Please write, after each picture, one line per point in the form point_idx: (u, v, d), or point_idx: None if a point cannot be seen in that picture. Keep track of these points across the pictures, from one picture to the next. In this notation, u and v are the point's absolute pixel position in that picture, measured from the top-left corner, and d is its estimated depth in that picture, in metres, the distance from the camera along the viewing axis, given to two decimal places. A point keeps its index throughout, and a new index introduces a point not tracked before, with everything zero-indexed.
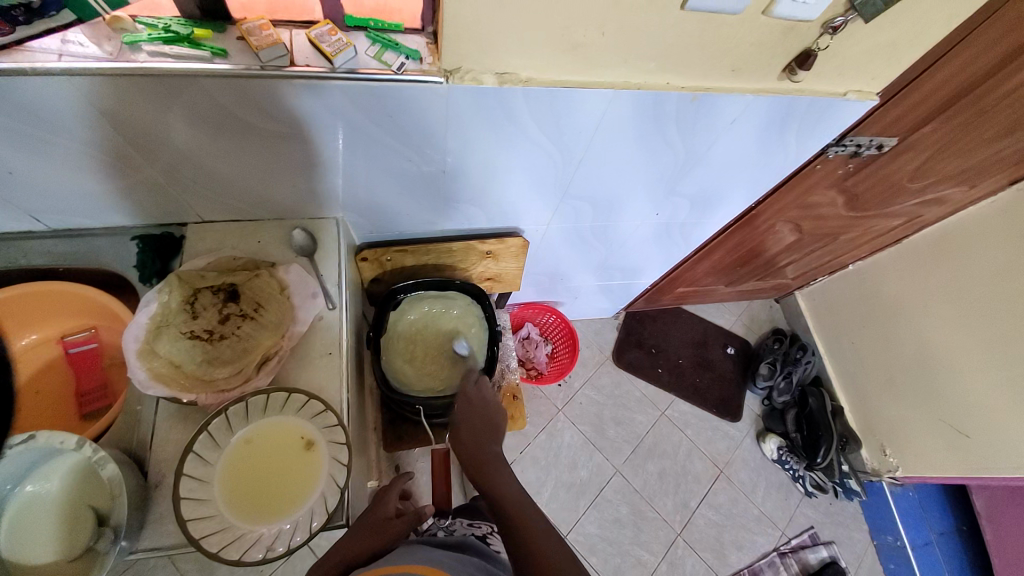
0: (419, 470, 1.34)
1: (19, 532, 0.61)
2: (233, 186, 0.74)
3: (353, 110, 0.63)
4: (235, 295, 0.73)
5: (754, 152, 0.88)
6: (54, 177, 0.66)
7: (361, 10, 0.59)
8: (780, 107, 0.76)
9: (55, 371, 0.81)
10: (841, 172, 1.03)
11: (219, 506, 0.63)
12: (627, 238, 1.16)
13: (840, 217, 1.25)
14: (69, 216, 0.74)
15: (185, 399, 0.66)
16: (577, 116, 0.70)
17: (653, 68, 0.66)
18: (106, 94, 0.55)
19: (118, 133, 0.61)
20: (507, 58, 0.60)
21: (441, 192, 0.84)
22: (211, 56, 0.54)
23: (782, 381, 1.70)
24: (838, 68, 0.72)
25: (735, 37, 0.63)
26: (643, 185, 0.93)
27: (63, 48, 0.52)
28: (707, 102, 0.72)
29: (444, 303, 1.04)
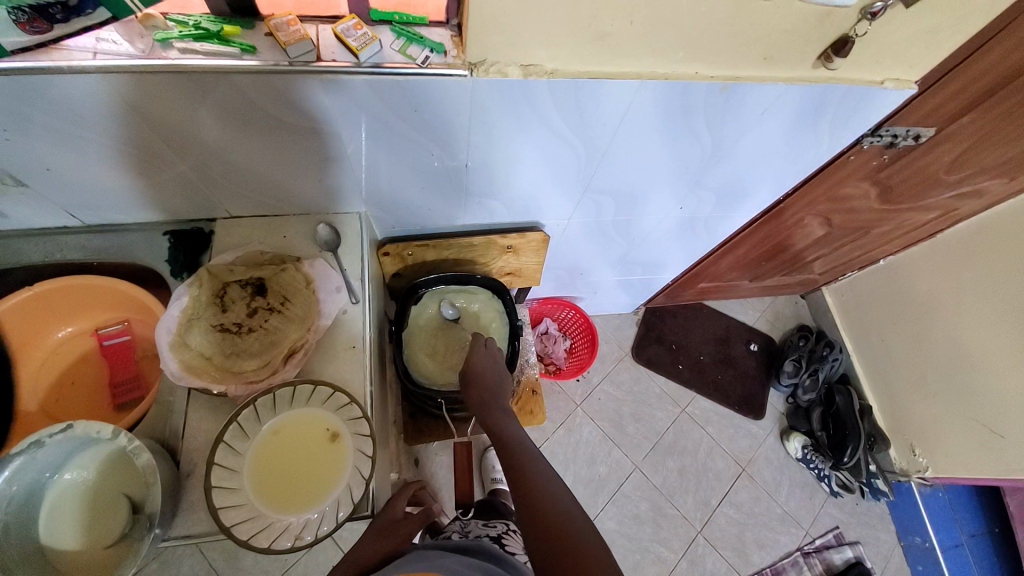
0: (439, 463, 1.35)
1: (59, 518, 0.63)
2: (260, 182, 0.75)
3: (379, 104, 0.63)
4: (263, 289, 0.75)
5: (784, 144, 0.85)
6: (89, 173, 0.68)
7: (387, 3, 0.59)
8: (814, 96, 0.73)
9: (89, 362, 0.83)
10: (875, 164, 0.99)
11: (248, 495, 0.64)
12: (648, 233, 1.14)
13: (873, 210, 1.20)
14: (103, 211, 0.76)
15: (215, 390, 0.67)
16: (602, 106, 0.69)
17: (682, 58, 0.64)
18: (137, 91, 0.56)
19: (150, 129, 0.62)
20: (531, 50, 0.59)
21: (463, 186, 0.84)
22: (241, 53, 0.55)
23: (807, 378, 1.66)
24: (876, 55, 0.69)
25: (767, 25, 0.61)
26: (668, 178, 0.91)
27: (98, 46, 0.53)
28: (736, 92, 0.70)
29: (466, 296, 1.04)
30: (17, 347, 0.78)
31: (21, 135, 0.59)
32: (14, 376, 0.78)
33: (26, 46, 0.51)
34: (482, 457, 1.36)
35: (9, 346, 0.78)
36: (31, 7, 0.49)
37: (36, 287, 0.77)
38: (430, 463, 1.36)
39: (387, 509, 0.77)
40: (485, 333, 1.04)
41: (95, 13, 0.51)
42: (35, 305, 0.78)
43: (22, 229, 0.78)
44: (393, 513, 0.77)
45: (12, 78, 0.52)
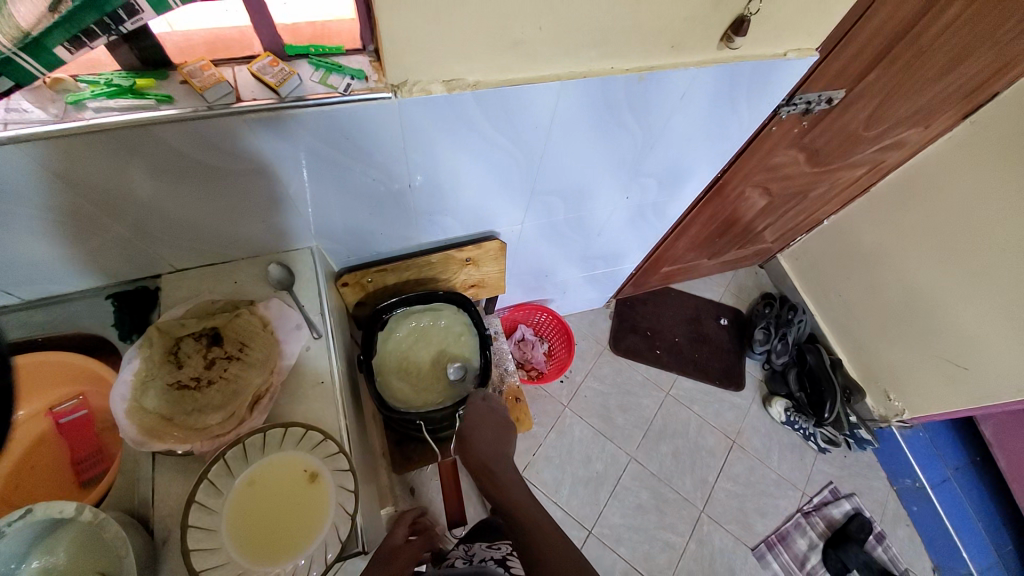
0: (434, 488, 1.33)
1: None
2: (202, 231, 0.73)
3: (311, 137, 0.63)
4: (218, 338, 0.74)
5: (710, 123, 0.89)
6: (15, 248, 0.64)
7: (300, 37, 0.59)
8: (725, 75, 0.78)
9: (46, 445, 0.78)
10: (797, 131, 1.05)
11: (229, 553, 0.62)
12: (603, 226, 1.17)
13: (805, 174, 1.28)
14: (40, 285, 0.73)
15: (179, 450, 0.64)
16: (530, 110, 0.71)
17: (595, 54, 0.67)
18: (58, 155, 0.54)
19: (76, 195, 0.60)
20: (450, 66, 0.61)
21: (413, 206, 0.85)
22: (157, 103, 0.54)
23: (778, 343, 1.73)
24: (774, 31, 0.73)
25: (667, 15, 0.64)
26: (608, 171, 0.94)
27: (7, 116, 0.51)
28: (655, 80, 0.73)
29: (432, 316, 1.02)
30: None
31: None
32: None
33: None
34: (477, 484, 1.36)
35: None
36: None
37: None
38: (426, 490, 1.33)
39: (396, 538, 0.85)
40: (454, 350, 1.03)
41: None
42: None
43: None
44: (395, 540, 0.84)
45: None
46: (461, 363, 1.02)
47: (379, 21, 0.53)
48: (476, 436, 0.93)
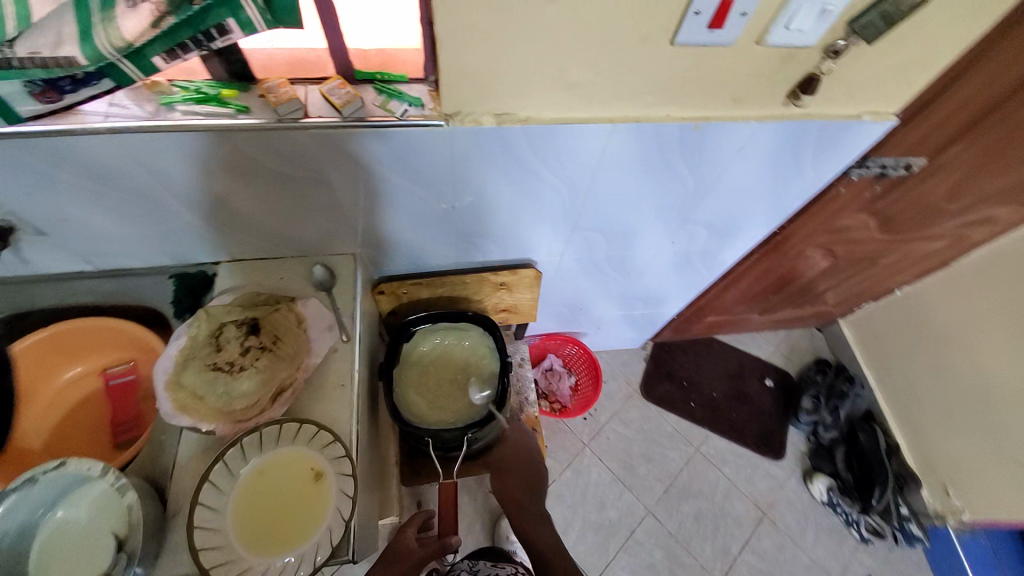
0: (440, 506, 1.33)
1: (46, 560, 0.61)
2: (260, 228, 0.79)
3: (365, 155, 0.67)
4: (256, 328, 0.78)
5: (769, 178, 0.85)
6: (100, 224, 0.72)
7: (370, 63, 0.62)
8: (789, 133, 0.74)
9: (92, 403, 0.83)
10: (868, 195, 0.98)
11: (229, 537, 0.65)
12: (645, 268, 1.15)
13: (875, 240, 1.20)
14: (115, 259, 0.80)
15: (203, 428, 0.69)
16: (579, 148, 0.71)
17: (652, 101, 0.66)
18: (143, 148, 0.60)
19: (157, 184, 0.67)
20: (503, 100, 0.63)
21: (455, 227, 0.87)
22: (235, 112, 0.59)
23: (828, 415, 1.60)
24: (847, 92, 0.70)
25: (731, 68, 0.62)
26: (654, 215, 0.92)
27: (109, 110, 0.57)
28: (711, 131, 0.71)
29: (457, 334, 1.03)
30: (25, 389, 0.80)
31: (47, 192, 0.64)
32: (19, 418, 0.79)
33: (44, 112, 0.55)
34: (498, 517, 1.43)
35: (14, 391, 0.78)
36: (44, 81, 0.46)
37: (41, 331, 0.79)
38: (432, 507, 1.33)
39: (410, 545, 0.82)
40: (474, 371, 1.01)
41: (97, 84, 0.48)
42: (46, 345, 0.80)
43: (31, 274, 0.79)
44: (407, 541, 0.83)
45: (27, 141, 0.56)
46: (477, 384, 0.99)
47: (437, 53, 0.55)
48: (506, 471, 0.99)
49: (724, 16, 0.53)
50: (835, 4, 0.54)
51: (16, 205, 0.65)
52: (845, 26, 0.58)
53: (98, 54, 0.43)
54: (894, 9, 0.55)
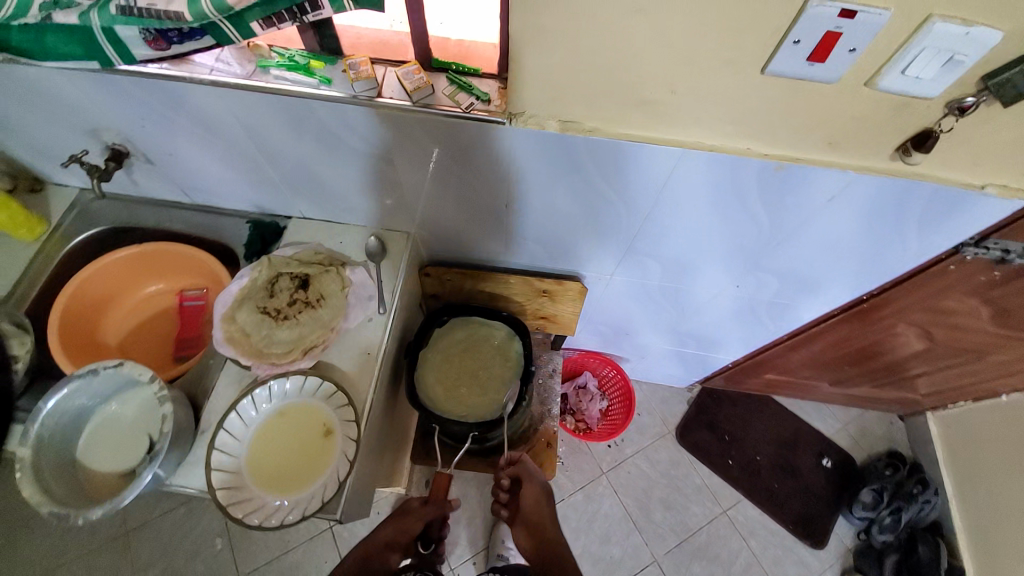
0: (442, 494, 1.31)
1: (95, 441, 0.72)
2: (329, 192, 0.85)
3: (429, 141, 0.69)
4: (306, 284, 0.83)
5: (860, 238, 0.75)
6: (199, 163, 0.81)
7: (448, 53, 0.64)
8: (892, 191, 0.65)
9: (165, 317, 0.95)
10: (985, 279, 0.84)
11: (240, 466, 0.71)
12: (701, 307, 1.07)
13: (984, 331, 1.04)
14: (207, 196, 0.90)
15: (244, 362, 0.76)
16: (643, 169, 0.68)
17: (732, 131, 0.60)
18: (236, 103, 0.66)
19: (247, 137, 0.74)
20: (569, 108, 0.61)
21: (507, 226, 0.87)
22: (318, 83, 0.63)
23: (887, 515, 1.42)
24: (972, 155, 0.60)
25: (829, 109, 0.55)
26: (719, 253, 0.85)
27: (215, 65, 0.64)
28: (795, 175, 0.64)
29: (490, 332, 1.03)
30: (115, 293, 0.92)
31: (166, 130, 0.74)
32: (104, 317, 0.91)
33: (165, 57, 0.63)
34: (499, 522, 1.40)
35: (105, 293, 0.90)
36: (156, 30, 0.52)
37: (133, 248, 0.89)
38: None
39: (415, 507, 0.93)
40: (493, 369, 0.99)
41: (200, 39, 0.54)
42: (137, 261, 0.90)
43: (143, 197, 0.93)
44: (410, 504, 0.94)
45: (146, 80, 0.64)
46: (493, 385, 0.97)
47: (510, 51, 0.55)
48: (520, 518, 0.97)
49: (829, 48, 0.48)
50: (968, 53, 0.46)
51: (133, 132, 0.75)
52: (979, 81, 0.51)
53: (202, 12, 0.49)
54: None
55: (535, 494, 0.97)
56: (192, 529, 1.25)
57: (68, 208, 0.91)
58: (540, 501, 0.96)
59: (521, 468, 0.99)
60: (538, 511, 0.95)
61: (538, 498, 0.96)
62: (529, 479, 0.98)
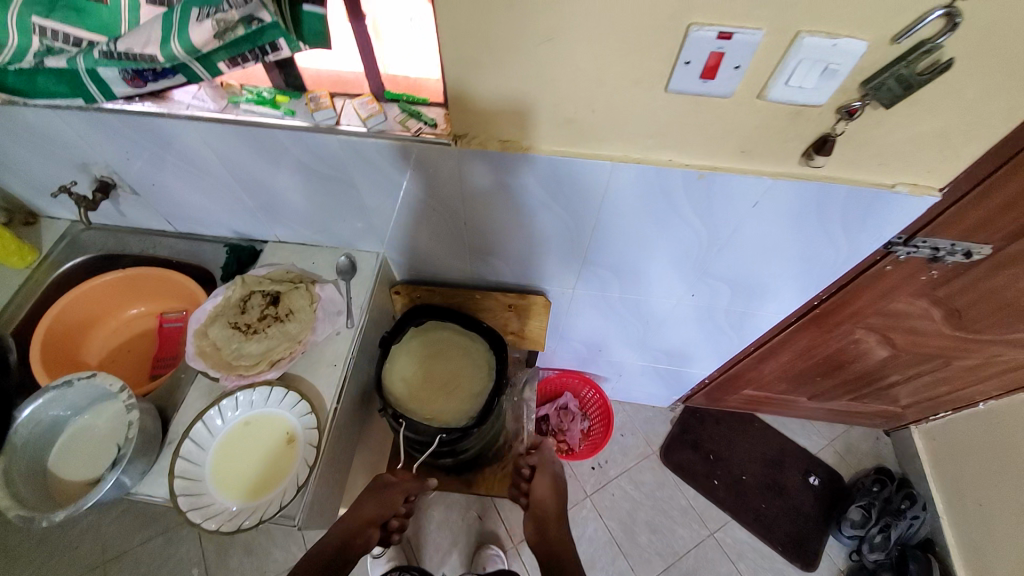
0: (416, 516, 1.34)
1: (67, 452, 0.75)
2: (300, 216, 0.91)
3: (384, 164, 0.75)
4: (276, 300, 0.87)
5: (793, 240, 0.80)
6: (180, 193, 0.88)
7: (398, 85, 0.72)
8: (809, 194, 0.71)
9: (146, 337, 0.99)
10: (926, 279, 0.88)
11: (204, 474, 0.75)
12: (664, 317, 1.10)
13: (944, 336, 1.06)
14: (189, 224, 0.97)
15: (212, 374, 0.79)
16: (582, 182, 0.74)
17: (653, 144, 0.67)
18: (211, 135, 0.74)
19: (222, 167, 0.81)
20: (507, 128, 0.68)
21: (468, 243, 0.92)
22: (283, 115, 0.71)
23: (877, 534, 1.38)
24: (874, 157, 0.66)
25: (734, 120, 0.62)
26: (670, 262, 0.90)
27: (191, 102, 0.71)
28: (717, 181, 0.70)
29: (465, 340, 1.03)
30: (98, 315, 0.97)
31: (152, 165, 0.82)
32: (87, 337, 0.96)
33: (147, 96, 0.71)
34: (480, 547, 1.39)
35: (89, 315, 0.95)
36: (133, 70, 0.61)
37: (117, 272, 0.95)
38: None
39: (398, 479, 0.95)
40: (463, 377, 0.99)
41: (174, 78, 0.63)
42: (121, 284, 0.96)
43: (130, 226, 0.99)
44: (390, 479, 0.95)
45: (130, 117, 0.71)
46: (462, 395, 0.97)
47: (447, 85, 0.64)
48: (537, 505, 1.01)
49: (716, 67, 0.55)
50: (840, 62, 0.53)
51: (118, 166, 0.83)
52: (859, 88, 0.57)
53: (173, 54, 0.56)
54: (907, 73, 0.53)
55: (546, 486, 1.02)
56: (169, 557, 1.24)
57: (58, 240, 0.97)
58: (547, 490, 1.01)
59: (540, 456, 1.07)
60: (543, 505, 1.00)
61: (547, 492, 1.01)
62: (544, 468, 1.04)
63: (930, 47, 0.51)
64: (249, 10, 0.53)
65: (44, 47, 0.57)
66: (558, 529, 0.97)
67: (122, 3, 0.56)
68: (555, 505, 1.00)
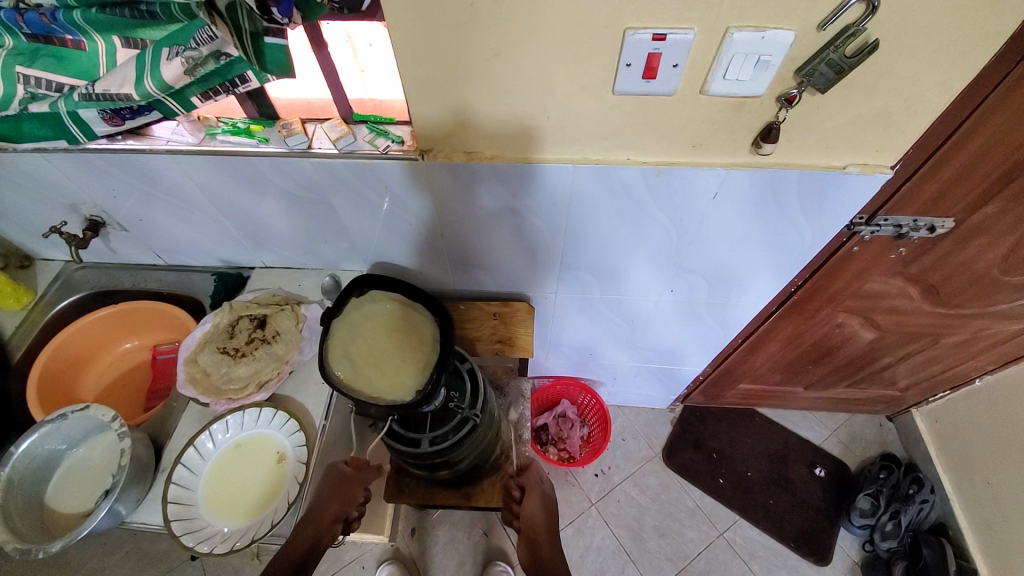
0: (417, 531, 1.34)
1: (63, 485, 0.76)
2: (283, 241, 0.94)
3: (357, 183, 0.78)
4: (263, 323, 0.89)
5: (759, 227, 0.82)
6: (166, 226, 0.92)
7: (365, 108, 0.76)
8: (765, 182, 0.73)
9: (140, 369, 1.01)
10: (896, 258, 0.90)
11: (196, 498, 0.76)
12: (647, 315, 1.12)
13: (926, 314, 1.07)
14: (178, 256, 1.00)
15: (202, 400, 0.81)
16: (549, 186, 0.77)
17: (609, 145, 0.71)
18: (191, 167, 0.77)
19: (204, 199, 0.84)
20: (470, 140, 0.72)
21: (448, 255, 0.95)
22: (258, 143, 0.74)
23: (887, 521, 1.37)
24: (821, 141, 0.69)
25: (682, 116, 0.65)
26: (646, 259, 0.93)
27: (171, 137, 0.75)
28: (675, 176, 0.73)
29: (412, 312, 0.79)
30: (93, 352, 0.99)
31: (138, 201, 0.85)
32: (83, 374, 0.98)
33: (129, 135, 0.75)
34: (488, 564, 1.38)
35: (84, 352, 0.97)
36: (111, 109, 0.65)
37: (110, 307, 0.97)
38: None
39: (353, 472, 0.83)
40: (407, 353, 0.73)
41: (150, 114, 0.66)
42: (113, 319, 0.98)
43: (123, 262, 1.03)
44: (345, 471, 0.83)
45: (113, 156, 0.75)
46: (405, 373, 0.71)
47: (409, 106, 0.68)
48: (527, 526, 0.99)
49: (656, 67, 0.58)
50: (772, 53, 0.56)
51: (106, 204, 0.86)
52: (793, 76, 0.60)
53: (147, 92, 0.60)
54: (836, 57, 0.56)
55: (536, 506, 1.01)
56: None
57: (53, 280, 1.01)
58: (537, 511, 1.00)
59: (527, 479, 1.06)
60: (534, 525, 0.99)
61: (537, 511, 1.00)
62: (533, 489, 1.04)
63: (855, 31, 0.54)
64: (216, 46, 0.56)
65: (28, 94, 0.62)
66: (551, 546, 0.96)
67: (99, 48, 0.59)
68: (545, 524, 0.99)
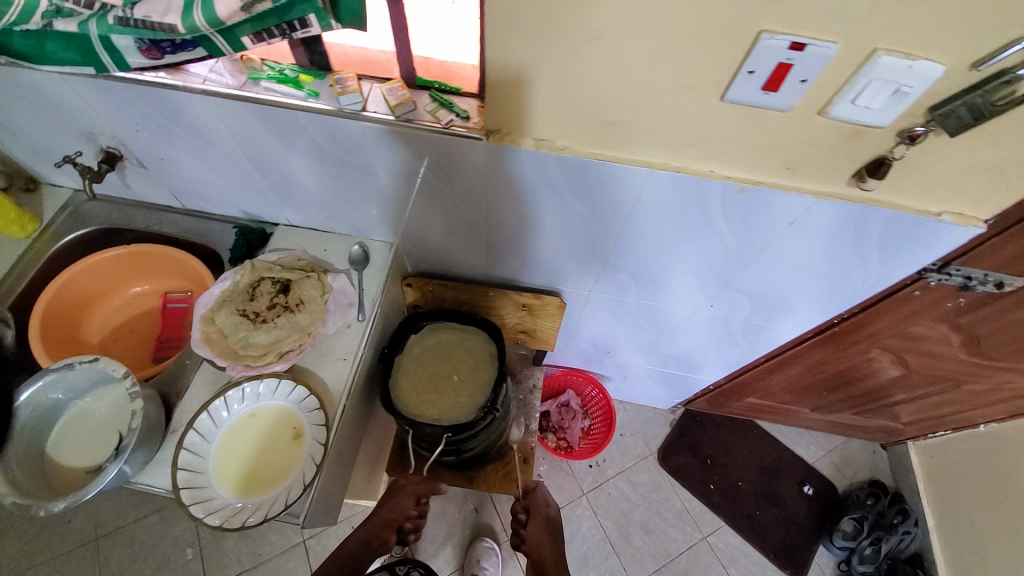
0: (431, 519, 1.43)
1: (65, 439, 0.73)
2: (314, 202, 0.87)
3: (409, 155, 0.72)
4: (287, 289, 0.84)
5: (824, 258, 0.78)
6: (190, 170, 0.84)
7: (430, 71, 0.68)
8: (850, 216, 0.68)
9: (149, 317, 0.96)
10: (951, 306, 0.86)
11: (206, 465, 0.73)
12: (677, 325, 1.08)
13: (957, 362, 1.05)
14: (198, 201, 0.93)
15: (218, 363, 0.77)
16: (616, 190, 0.71)
17: (693, 153, 0.64)
18: (228, 111, 0.69)
19: (237, 148, 0.77)
20: (541, 126, 0.65)
21: (488, 239, 0.89)
22: (306, 97, 0.67)
23: (868, 546, 1.41)
24: (925, 184, 0.63)
25: (785, 135, 0.59)
26: (692, 272, 0.88)
27: (208, 75, 0.67)
28: (757, 197, 0.67)
29: (463, 336, 0.97)
30: (99, 292, 0.93)
31: (163, 139, 0.78)
32: (88, 315, 0.92)
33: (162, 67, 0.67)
34: (476, 539, 1.40)
35: (90, 292, 0.92)
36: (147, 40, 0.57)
37: (120, 248, 0.91)
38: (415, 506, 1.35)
39: (405, 484, 1.00)
40: (467, 371, 0.92)
41: (192, 50, 0.59)
42: (123, 261, 0.92)
43: (137, 200, 0.96)
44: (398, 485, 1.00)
45: (145, 88, 0.67)
46: (467, 388, 0.90)
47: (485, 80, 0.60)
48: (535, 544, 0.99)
49: (781, 79, 0.51)
50: (912, 85, 0.50)
51: (127, 137, 0.78)
52: (925, 112, 0.54)
53: (195, 26, 0.52)
54: (982, 102, 0.50)
55: (540, 530, 1.02)
56: (165, 535, 1.23)
57: (60, 209, 0.93)
58: (542, 537, 1.00)
59: (532, 501, 1.07)
60: (540, 546, 0.99)
61: (543, 533, 1.01)
62: (538, 511, 1.05)
63: (1012, 78, 0.48)
64: None
65: (54, 6, 0.54)
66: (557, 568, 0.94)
67: None
68: (550, 546, 0.99)
